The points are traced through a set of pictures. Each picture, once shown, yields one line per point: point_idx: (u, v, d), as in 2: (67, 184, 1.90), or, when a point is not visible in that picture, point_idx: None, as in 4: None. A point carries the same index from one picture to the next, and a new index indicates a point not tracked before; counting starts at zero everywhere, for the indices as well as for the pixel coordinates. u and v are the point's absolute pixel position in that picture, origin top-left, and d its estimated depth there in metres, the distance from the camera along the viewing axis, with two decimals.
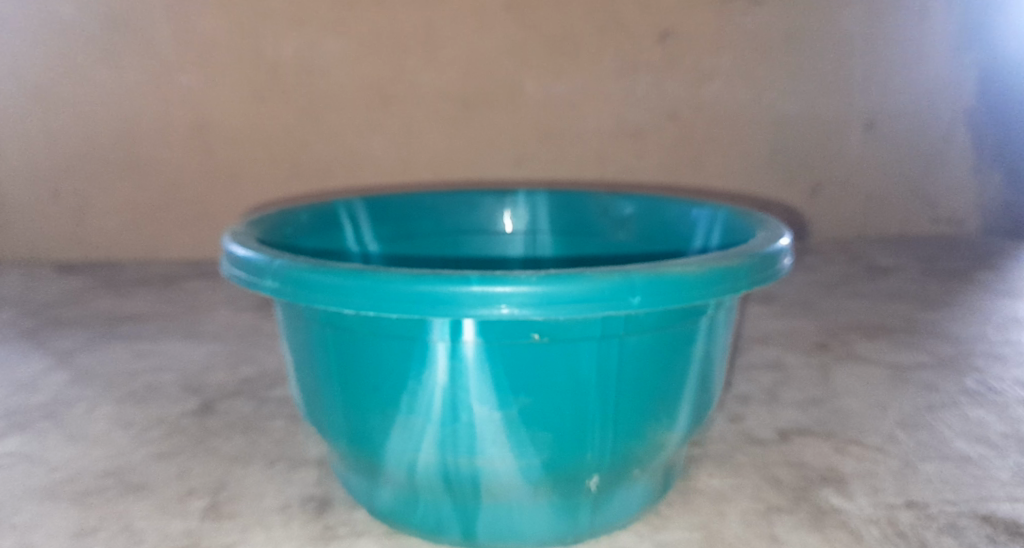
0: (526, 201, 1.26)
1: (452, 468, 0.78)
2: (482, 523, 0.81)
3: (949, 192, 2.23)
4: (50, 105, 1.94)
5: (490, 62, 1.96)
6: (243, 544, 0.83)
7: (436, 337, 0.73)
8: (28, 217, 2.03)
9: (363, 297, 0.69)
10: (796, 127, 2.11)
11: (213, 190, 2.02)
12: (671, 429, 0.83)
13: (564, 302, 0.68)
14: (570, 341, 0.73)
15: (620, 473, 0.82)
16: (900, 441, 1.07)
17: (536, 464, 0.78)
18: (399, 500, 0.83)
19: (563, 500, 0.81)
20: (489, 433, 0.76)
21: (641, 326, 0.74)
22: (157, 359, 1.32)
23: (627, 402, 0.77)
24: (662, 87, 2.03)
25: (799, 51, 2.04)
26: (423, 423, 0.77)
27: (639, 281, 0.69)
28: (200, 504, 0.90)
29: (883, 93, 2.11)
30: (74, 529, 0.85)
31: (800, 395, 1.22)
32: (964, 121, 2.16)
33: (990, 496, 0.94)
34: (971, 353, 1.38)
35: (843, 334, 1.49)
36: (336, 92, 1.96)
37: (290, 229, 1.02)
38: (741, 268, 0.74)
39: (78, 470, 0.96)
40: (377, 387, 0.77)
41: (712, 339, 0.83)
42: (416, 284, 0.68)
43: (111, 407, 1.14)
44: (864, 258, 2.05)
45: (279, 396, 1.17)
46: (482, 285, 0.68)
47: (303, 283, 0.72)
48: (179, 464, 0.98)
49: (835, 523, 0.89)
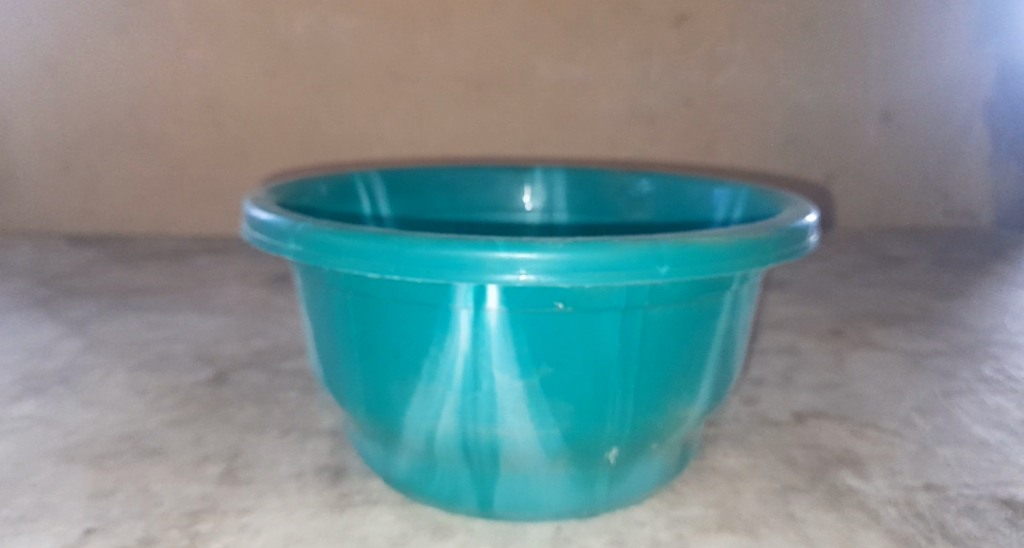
0: (543, 178, 1.25)
1: (470, 436, 0.78)
2: (499, 493, 0.81)
3: (962, 184, 2.21)
4: (63, 77, 1.94)
5: (505, 44, 1.95)
6: (259, 509, 0.83)
7: (459, 304, 0.72)
8: (39, 189, 2.03)
9: (386, 260, 0.69)
10: (812, 115, 2.09)
11: (224, 166, 2.01)
12: (691, 403, 0.83)
13: (590, 270, 0.68)
14: (594, 311, 0.72)
15: (638, 446, 0.82)
16: (916, 426, 1.07)
17: (556, 434, 0.78)
18: (416, 469, 0.83)
19: (581, 472, 0.81)
20: (510, 402, 0.76)
21: (665, 297, 0.73)
22: (169, 330, 1.32)
23: (649, 374, 0.77)
24: (677, 72, 2.02)
25: (817, 38, 2.02)
26: (443, 391, 0.76)
27: (666, 251, 0.69)
28: (215, 470, 0.90)
29: (900, 83, 2.09)
30: (91, 491, 0.85)
31: (814, 379, 1.21)
32: (981, 113, 2.14)
33: (1008, 481, 0.94)
34: (987, 342, 1.37)
35: (857, 321, 1.48)
36: (350, 70, 1.95)
37: (308, 198, 1.02)
38: (768, 241, 0.73)
39: (93, 434, 0.96)
40: (398, 354, 0.77)
41: (734, 315, 0.82)
42: (441, 248, 0.68)
43: (124, 374, 1.14)
44: (878, 248, 2.03)
45: (292, 369, 1.17)
46: (508, 251, 0.67)
47: (326, 246, 0.71)
48: (194, 431, 0.98)
49: (852, 503, 0.89)
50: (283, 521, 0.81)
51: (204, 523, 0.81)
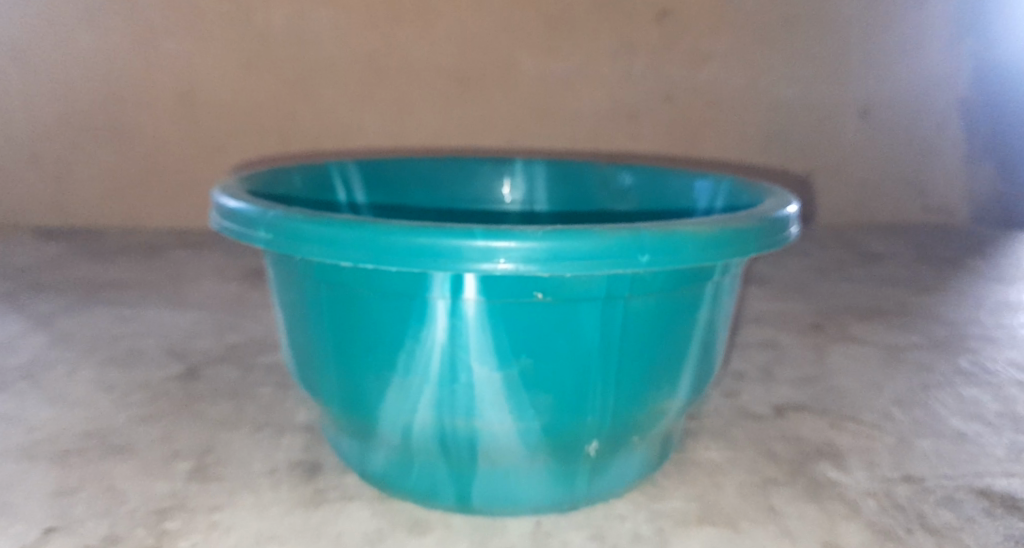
0: (523, 171, 1.23)
1: (448, 430, 0.76)
2: (478, 488, 0.80)
3: (940, 182, 2.23)
4: (30, 67, 1.89)
5: (484, 39, 1.94)
6: (229, 507, 0.81)
7: (435, 294, 0.71)
8: (5, 182, 1.98)
9: (362, 249, 0.67)
10: (791, 111, 2.10)
11: (198, 159, 1.98)
12: (672, 396, 0.82)
13: (571, 259, 0.66)
14: (574, 301, 0.71)
15: (619, 439, 0.81)
16: (895, 419, 1.06)
17: (535, 428, 0.76)
18: (392, 464, 0.81)
19: (562, 466, 0.80)
20: (488, 395, 0.74)
21: (647, 288, 0.72)
22: (139, 325, 1.29)
23: (630, 365, 0.76)
24: (657, 68, 2.01)
25: (798, 34, 2.03)
26: (420, 383, 0.75)
27: (649, 240, 0.67)
28: (185, 467, 0.87)
29: (878, 80, 2.11)
30: (54, 488, 0.83)
31: (794, 373, 1.21)
32: (958, 111, 2.16)
33: (987, 472, 0.94)
34: (966, 337, 1.37)
35: (837, 315, 1.48)
36: (327, 63, 1.93)
37: (282, 189, 1.00)
38: (751, 231, 0.72)
39: (58, 431, 0.94)
40: (375, 346, 0.75)
41: (716, 305, 0.81)
42: (418, 236, 0.66)
43: (93, 369, 1.11)
44: (857, 244, 2.03)
45: (267, 364, 1.15)
46: (486, 239, 0.66)
47: (298, 234, 0.69)
48: (164, 427, 0.96)
49: (832, 495, 0.89)
50: (254, 518, 0.79)
51: (172, 521, 0.78)
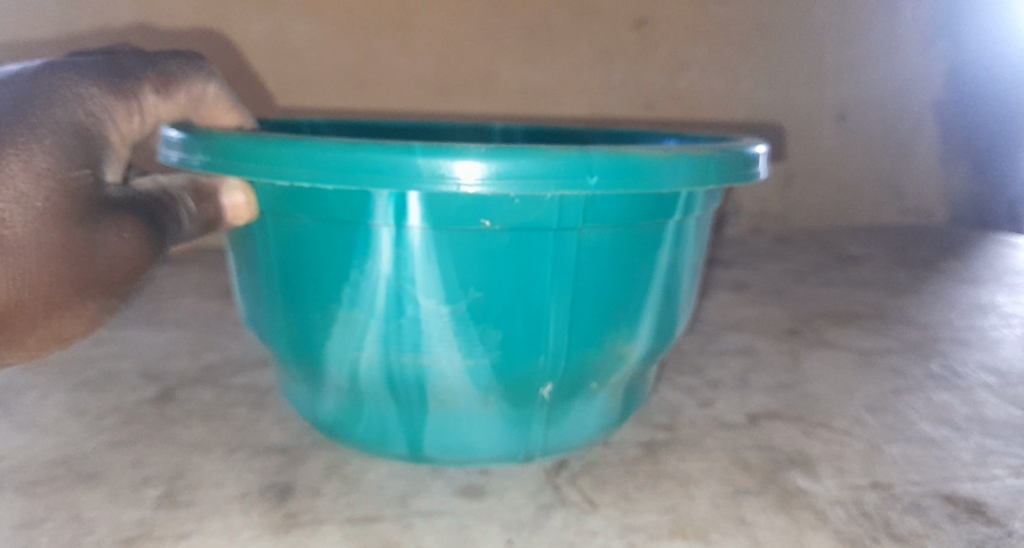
0: None
1: (395, 367, 0.80)
2: (428, 434, 0.86)
3: (915, 184, 2.38)
4: None
5: (465, 49, 1.97)
6: (198, 533, 0.81)
7: (379, 222, 0.73)
8: None
9: (298, 164, 0.69)
10: (770, 114, 2.19)
11: None
12: (631, 340, 0.84)
13: (514, 177, 0.67)
14: (522, 229, 0.73)
15: (574, 385, 0.84)
16: (866, 424, 1.08)
17: (485, 366, 0.80)
18: (344, 410, 0.88)
19: (514, 411, 0.85)
20: (435, 330, 0.77)
21: (599, 218, 0.74)
22: (114, 347, 1.28)
23: (581, 302, 0.78)
24: (636, 76, 2.07)
25: (776, 43, 2.14)
26: (366, 317, 0.78)
27: (597, 160, 0.68)
28: (155, 493, 0.87)
29: (854, 85, 2.23)
30: (19, 520, 0.82)
31: (769, 379, 1.22)
32: (931, 114, 2.32)
33: (954, 476, 0.95)
34: (938, 338, 1.39)
35: (813, 320, 1.50)
36: (309, 78, 1.92)
37: None
38: (708, 161, 0.74)
39: (27, 459, 0.94)
40: (322, 279, 0.79)
41: (679, 247, 0.83)
42: (354, 151, 0.68)
43: (64, 394, 1.10)
44: (836, 248, 2.05)
45: (242, 383, 1.15)
46: (426, 156, 0.67)
47: (236, 152, 0.72)
48: (136, 451, 0.96)
49: (801, 505, 0.89)
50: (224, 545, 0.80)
51: None
